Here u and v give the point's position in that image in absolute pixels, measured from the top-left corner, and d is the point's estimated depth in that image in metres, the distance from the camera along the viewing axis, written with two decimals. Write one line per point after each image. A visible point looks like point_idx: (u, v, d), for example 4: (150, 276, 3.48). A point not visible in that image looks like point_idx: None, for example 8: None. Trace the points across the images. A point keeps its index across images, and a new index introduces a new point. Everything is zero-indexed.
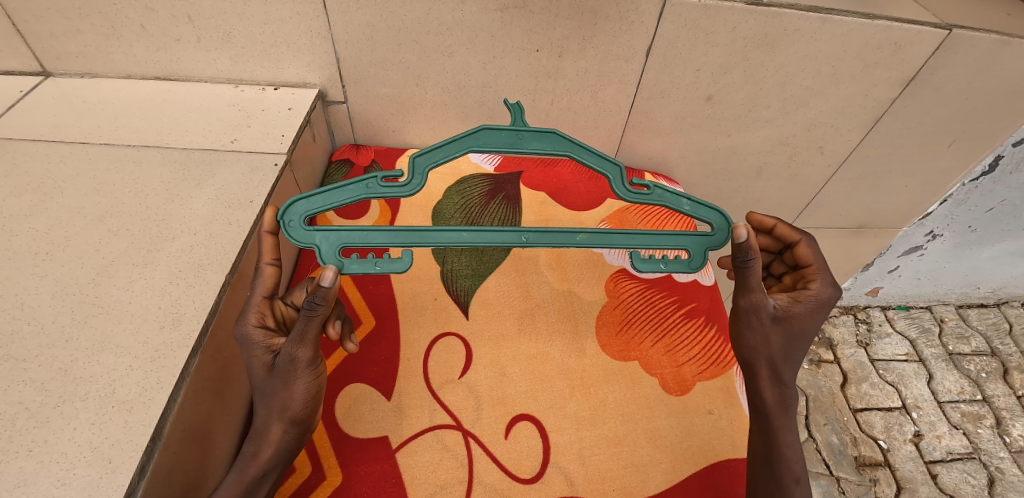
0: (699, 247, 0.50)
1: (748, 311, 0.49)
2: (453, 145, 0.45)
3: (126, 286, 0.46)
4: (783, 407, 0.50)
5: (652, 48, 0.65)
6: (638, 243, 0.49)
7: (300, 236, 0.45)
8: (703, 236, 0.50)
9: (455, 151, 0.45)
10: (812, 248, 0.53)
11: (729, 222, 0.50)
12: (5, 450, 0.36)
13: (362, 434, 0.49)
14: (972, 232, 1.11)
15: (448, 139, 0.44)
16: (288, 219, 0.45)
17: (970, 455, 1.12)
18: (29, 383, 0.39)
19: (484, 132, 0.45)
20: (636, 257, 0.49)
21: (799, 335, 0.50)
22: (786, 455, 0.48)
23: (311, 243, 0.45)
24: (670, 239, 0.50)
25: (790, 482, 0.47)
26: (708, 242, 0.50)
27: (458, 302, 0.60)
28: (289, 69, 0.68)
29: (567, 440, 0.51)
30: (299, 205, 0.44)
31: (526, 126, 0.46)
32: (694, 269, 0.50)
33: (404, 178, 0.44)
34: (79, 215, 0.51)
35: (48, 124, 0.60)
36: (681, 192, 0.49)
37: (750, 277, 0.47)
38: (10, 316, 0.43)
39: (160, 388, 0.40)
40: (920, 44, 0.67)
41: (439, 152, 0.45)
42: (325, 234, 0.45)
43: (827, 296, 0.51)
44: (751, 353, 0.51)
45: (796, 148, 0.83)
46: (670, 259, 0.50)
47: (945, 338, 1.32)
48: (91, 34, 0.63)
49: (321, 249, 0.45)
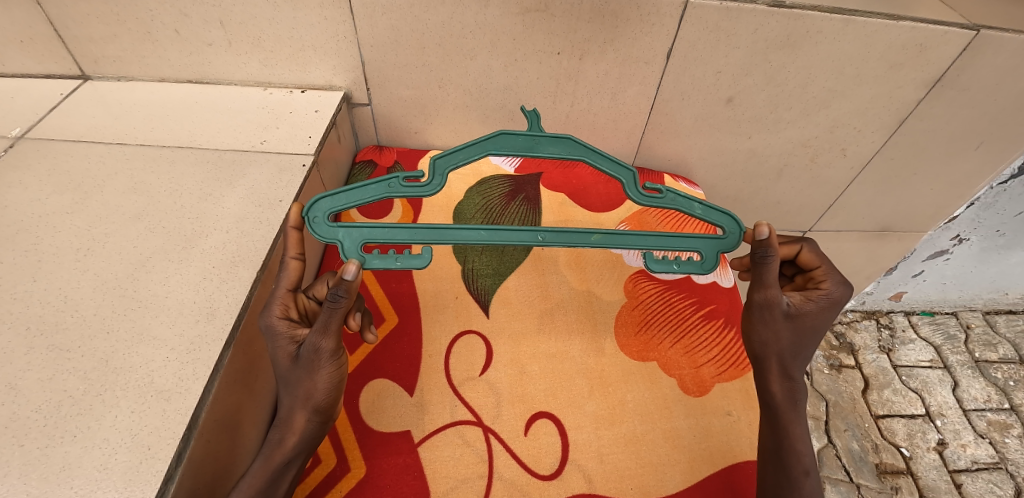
0: (711, 249, 0.50)
1: (762, 307, 0.48)
2: (472, 149, 0.46)
3: (163, 281, 0.48)
4: (792, 402, 0.50)
5: (673, 50, 0.66)
6: (652, 243, 0.49)
7: (324, 232, 0.46)
8: (715, 238, 0.50)
9: (474, 154, 0.46)
10: (814, 250, 0.53)
11: (740, 226, 0.50)
12: (52, 434, 0.38)
13: (385, 428, 0.50)
14: (1001, 236, 1.08)
15: (467, 142, 0.45)
16: (313, 216, 0.46)
17: (996, 465, 1.09)
18: (72, 372, 0.42)
19: (501, 136, 0.46)
20: (650, 258, 0.49)
21: (811, 331, 0.50)
22: (796, 447, 0.48)
23: (335, 239, 0.46)
24: (683, 241, 0.50)
25: (799, 473, 0.47)
26: (720, 245, 0.50)
27: (478, 301, 0.61)
28: (316, 72, 0.70)
29: (587, 438, 0.51)
30: (323, 203, 0.46)
31: (542, 132, 0.46)
32: (705, 271, 0.50)
33: (424, 179, 0.46)
34: (117, 213, 0.54)
35: (87, 125, 0.63)
36: (693, 196, 0.49)
37: (767, 274, 0.47)
38: (54, 308, 0.46)
39: (195, 379, 0.42)
40: (947, 45, 0.65)
41: (458, 155, 0.46)
42: (348, 230, 0.46)
43: (839, 295, 0.50)
44: (762, 348, 0.50)
45: (818, 149, 0.82)
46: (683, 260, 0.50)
47: (971, 345, 1.28)
48: (127, 38, 0.66)
49: (344, 245, 0.46)
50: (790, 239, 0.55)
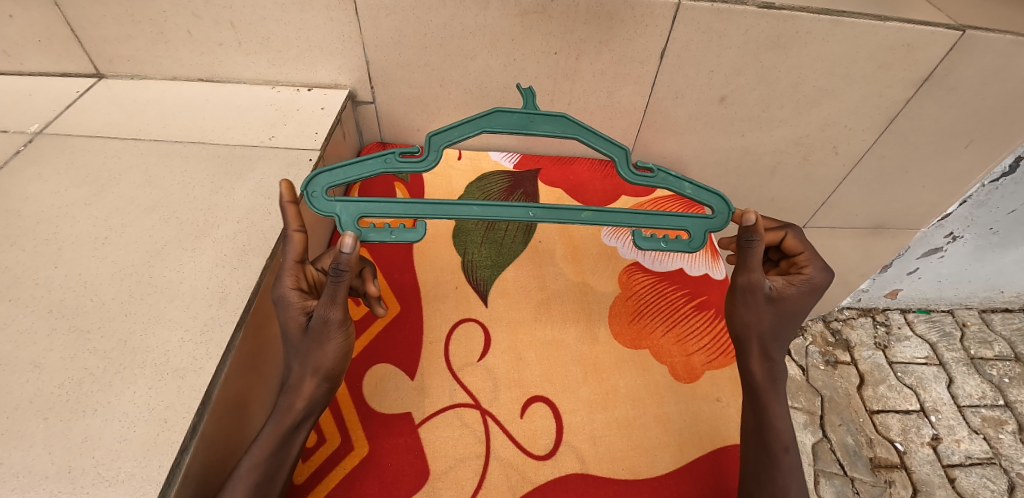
0: (699, 228, 0.52)
1: (746, 289, 0.50)
2: (468, 127, 0.48)
3: (177, 268, 0.51)
4: (771, 381, 0.52)
5: (666, 50, 0.68)
6: (638, 222, 0.51)
7: (322, 206, 0.48)
8: (703, 218, 0.52)
9: (470, 132, 0.48)
10: (799, 236, 0.54)
11: (728, 205, 0.52)
12: (74, 409, 0.41)
13: (387, 409, 0.52)
14: (995, 235, 1.10)
15: (463, 120, 0.47)
16: (311, 191, 0.48)
17: (990, 460, 1.10)
18: (93, 352, 0.44)
19: (496, 114, 0.48)
20: (638, 236, 0.51)
21: (792, 314, 0.52)
22: (774, 424, 0.50)
23: (333, 213, 0.48)
24: (671, 220, 0.52)
25: (778, 450, 0.48)
26: (708, 224, 0.52)
27: (477, 291, 0.63)
28: (322, 71, 0.72)
29: (580, 421, 0.53)
30: (321, 177, 0.48)
31: (537, 110, 0.49)
32: (693, 249, 0.52)
33: (421, 155, 0.48)
34: (132, 204, 0.56)
35: (102, 121, 0.66)
36: (684, 176, 0.51)
37: (752, 257, 0.49)
38: (74, 292, 0.48)
39: (208, 358, 0.45)
40: (934, 45, 0.67)
41: (454, 133, 0.48)
42: (346, 205, 0.48)
43: (821, 280, 0.52)
44: (744, 330, 0.52)
45: (810, 147, 0.84)
46: (670, 238, 0.52)
47: (967, 342, 1.30)
48: (141, 38, 0.69)
49: (342, 218, 0.48)
50: (776, 225, 0.56)
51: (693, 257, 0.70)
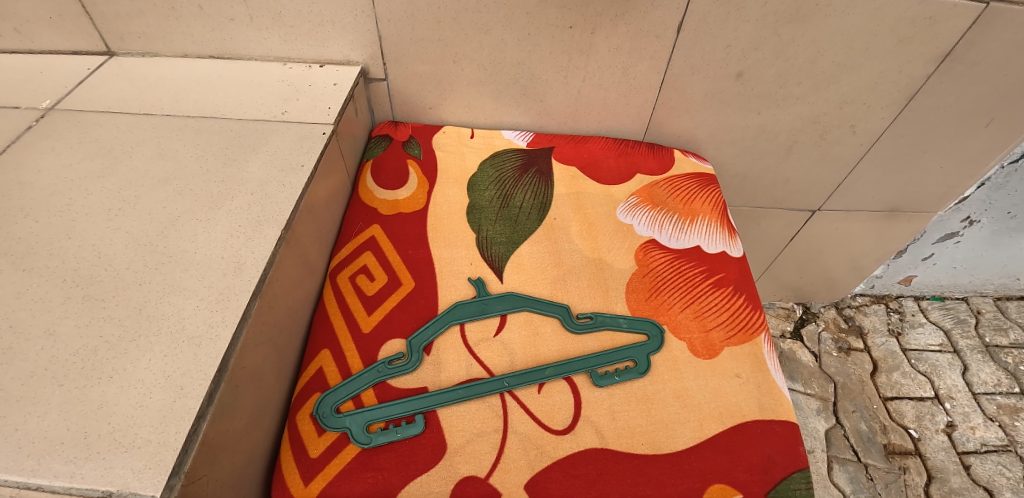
0: (642, 353, 0.56)
1: None
2: (437, 323, 0.56)
3: (191, 239, 0.50)
4: None
5: (683, 23, 0.67)
6: (596, 363, 0.54)
7: (333, 422, 0.49)
8: (641, 344, 0.56)
9: (439, 328, 0.56)
10: None
11: (661, 329, 0.58)
12: (90, 375, 0.40)
13: (403, 384, 0.52)
14: (1012, 218, 1.09)
15: (431, 320, 0.57)
16: (321, 411, 0.50)
17: (1006, 447, 1.09)
18: (107, 320, 0.44)
19: (456, 307, 0.58)
20: (597, 374, 0.54)
21: None
22: None
23: (343, 426, 0.49)
24: (618, 351, 0.56)
25: None
26: (648, 348, 0.56)
27: (493, 266, 0.62)
28: (334, 47, 0.71)
29: (598, 396, 0.53)
30: (329, 398, 0.50)
31: (488, 295, 0.59)
32: (645, 373, 0.55)
33: (405, 357, 0.53)
34: (146, 177, 0.56)
35: (114, 97, 0.66)
36: (617, 313, 0.59)
37: None
38: (89, 262, 0.48)
39: (224, 325, 0.44)
40: (956, 19, 0.66)
41: (427, 333, 0.55)
42: (353, 415, 0.49)
43: None
44: None
45: (827, 126, 0.83)
46: (622, 369, 0.55)
47: (981, 329, 1.28)
48: (152, 14, 0.68)
49: (352, 425, 0.48)
50: None
51: (709, 234, 0.69)
